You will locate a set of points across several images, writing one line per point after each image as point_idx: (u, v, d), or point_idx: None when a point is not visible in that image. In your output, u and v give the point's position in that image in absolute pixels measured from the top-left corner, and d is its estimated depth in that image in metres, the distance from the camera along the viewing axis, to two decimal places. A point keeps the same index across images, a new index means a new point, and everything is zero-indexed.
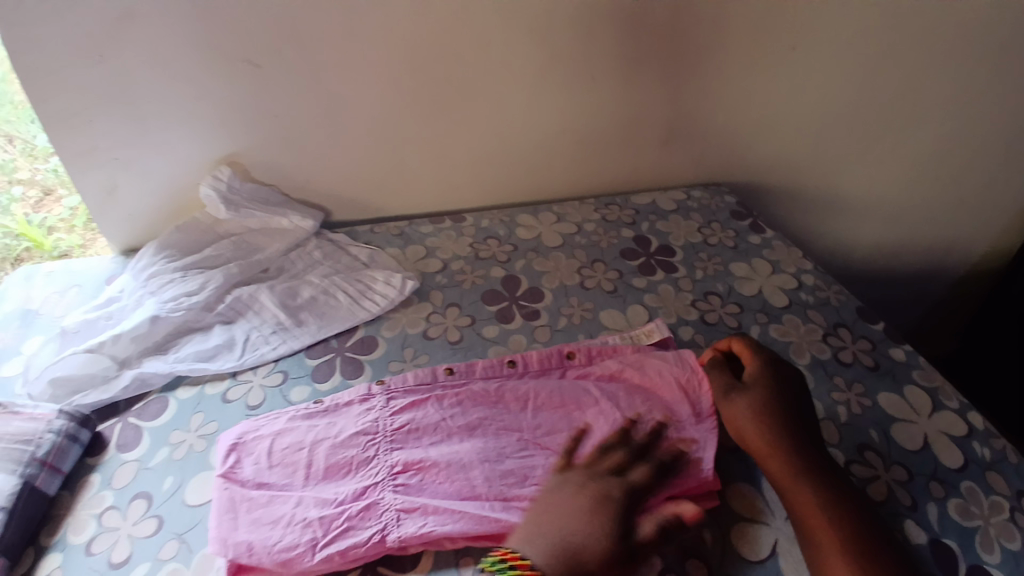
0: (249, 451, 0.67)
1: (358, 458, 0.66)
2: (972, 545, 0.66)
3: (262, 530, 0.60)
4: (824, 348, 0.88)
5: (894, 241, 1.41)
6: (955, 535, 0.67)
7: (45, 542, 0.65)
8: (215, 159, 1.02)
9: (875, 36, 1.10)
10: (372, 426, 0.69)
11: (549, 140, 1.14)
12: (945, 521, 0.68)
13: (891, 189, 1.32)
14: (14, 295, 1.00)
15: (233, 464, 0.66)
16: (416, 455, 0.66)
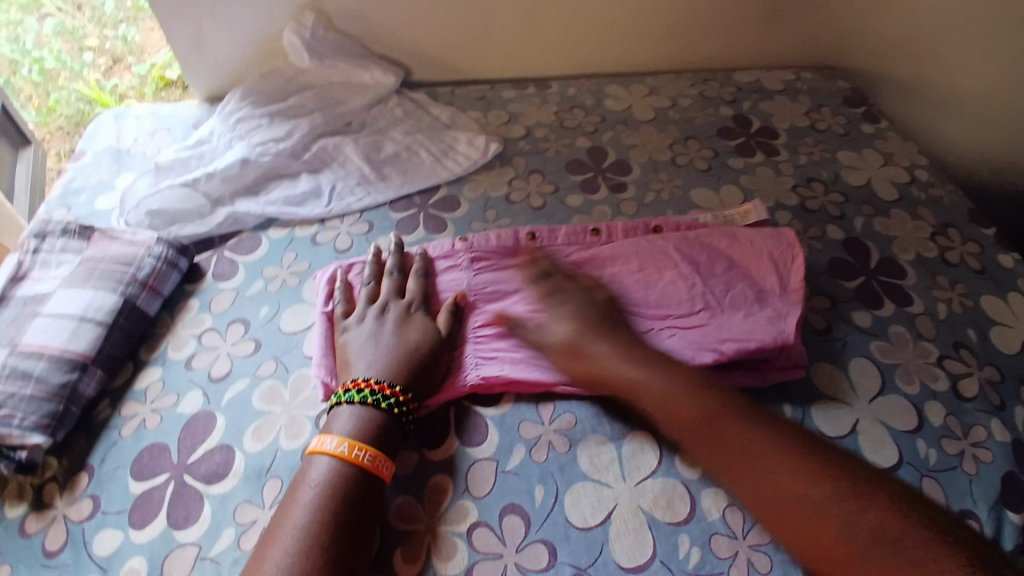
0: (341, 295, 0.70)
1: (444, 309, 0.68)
2: None
3: (355, 354, 0.63)
4: (932, 247, 0.81)
5: None
6: None
7: (146, 358, 0.71)
8: (299, 4, 0.99)
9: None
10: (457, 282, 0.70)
11: (649, 3, 1.03)
12: None
13: None
14: (107, 134, 1.04)
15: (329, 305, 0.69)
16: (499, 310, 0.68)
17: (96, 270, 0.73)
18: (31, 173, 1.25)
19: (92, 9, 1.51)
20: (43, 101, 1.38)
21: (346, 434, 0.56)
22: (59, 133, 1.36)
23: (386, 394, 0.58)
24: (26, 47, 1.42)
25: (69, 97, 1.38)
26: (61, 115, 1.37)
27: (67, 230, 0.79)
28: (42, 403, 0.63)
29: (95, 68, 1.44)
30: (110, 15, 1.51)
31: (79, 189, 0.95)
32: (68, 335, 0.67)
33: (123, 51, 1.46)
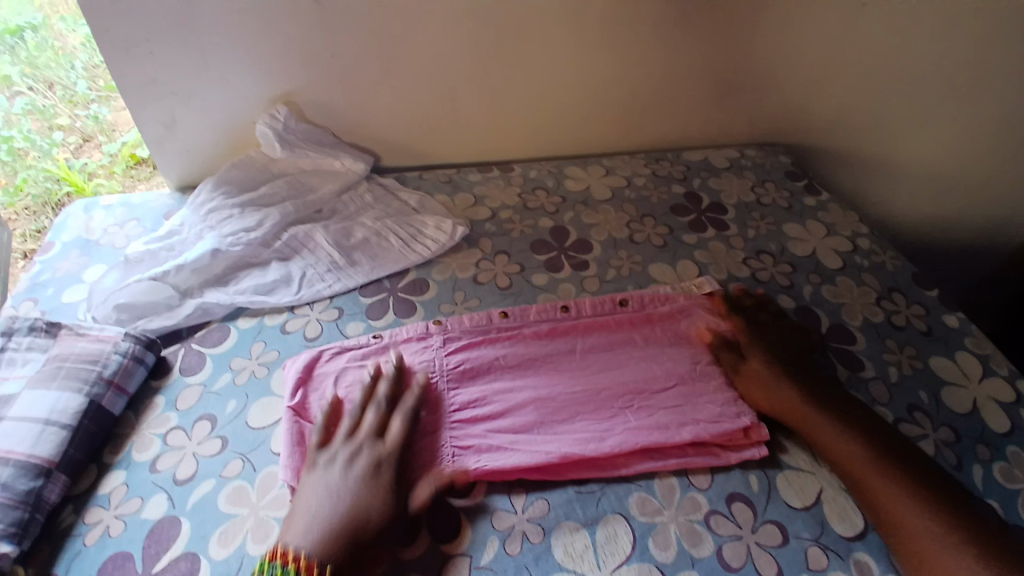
0: (315, 387, 0.71)
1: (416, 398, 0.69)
2: (1015, 506, 0.66)
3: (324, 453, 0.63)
4: (878, 311, 0.86)
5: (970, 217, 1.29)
6: (997, 495, 0.67)
7: (109, 461, 0.69)
8: (271, 98, 1.04)
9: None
10: (429, 366, 0.72)
11: (602, 91, 1.11)
12: (988, 482, 0.68)
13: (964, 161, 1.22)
14: (75, 225, 1.04)
15: (302, 398, 0.70)
16: (471, 395, 0.69)
17: (61, 370, 0.72)
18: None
19: (64, 85, 1.40)
20: (10, 180, 1.38)
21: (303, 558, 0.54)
22: (24, 214, 1.37)
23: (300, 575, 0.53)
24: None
25: (36, 176, 1.37)
26: (27, 195, 1.38)
27: (34, 327, 0.79)
28: (8, 511, 0.60)
29: (65, 146, 1.41)
30: (82, 91, 1.40)
31: (44, 283, 0.94)
32: (32, 440, 0.66)
33: (93, 128, 1.41)
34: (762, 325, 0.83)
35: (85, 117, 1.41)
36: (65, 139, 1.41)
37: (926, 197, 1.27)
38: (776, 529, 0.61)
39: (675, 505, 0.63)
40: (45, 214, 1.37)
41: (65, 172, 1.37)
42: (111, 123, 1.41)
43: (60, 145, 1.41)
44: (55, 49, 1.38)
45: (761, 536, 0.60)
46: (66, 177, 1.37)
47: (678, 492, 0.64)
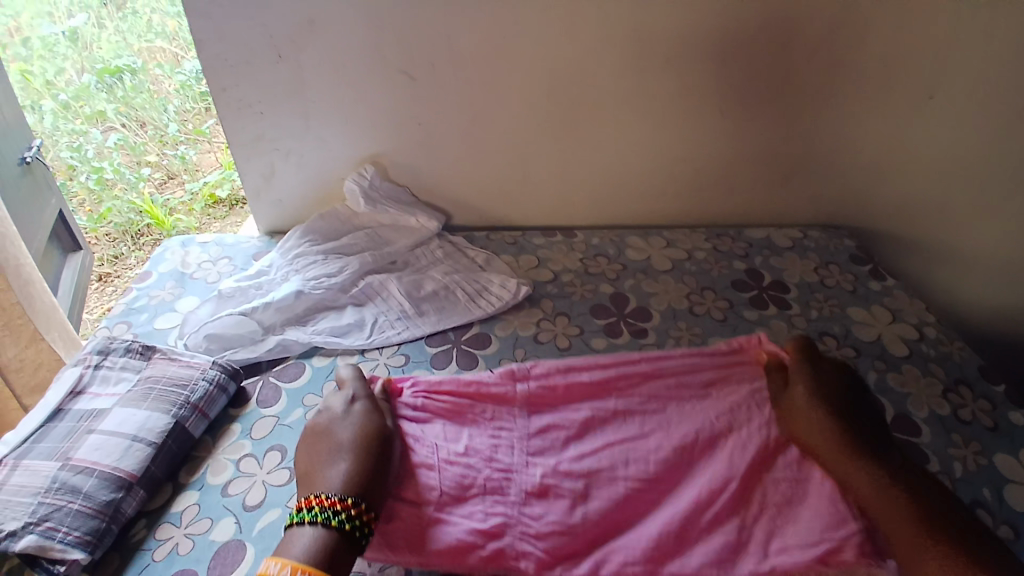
0: None
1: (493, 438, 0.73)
2: None
3: None
4: (944, 403, 0.83)
5: None
6: None
7: (184, 480, 0.74)
8: (361, 158, 1.14)
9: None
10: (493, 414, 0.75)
11: (667, 167, 1.16)
12: None
13: None
14: (173, 258, 1.15)
15: None
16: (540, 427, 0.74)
17: (152, 391, 0.79)
18: (75, 276, 1.47)
19: (156, 126, 1.79)
20: (94, 209, 1.69)
21: (294, 558, 0.57)
22: (105, 239, 1.66)
23: (337, 510, 0.60)
24: (86, 156, 1.72)
25: (122, 208, 1.65)
26: (110, 222, 1.66)
27: (129, 349, 0.87)
28: (87, 519, 0.65)
29: (150, 181, 1.75)
30: (173, 134, 1.79)
31: (140, 308, 1.04)
32: (120, 453, 0.71)
33: (179, 167, 1.77)
34: None
35: (173, 156, 1.77)
36: (152, 175, 1.76)
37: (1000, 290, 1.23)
38: None
39: None
40: (125, 241, 1.65)
41: (148, 206, 1.65)
42: (195, 164, 1.80)
43: (146, 180, 1.74)
44: (150, 92, 1.79)
45: None
46: (148, 210, 1.64)
47: None
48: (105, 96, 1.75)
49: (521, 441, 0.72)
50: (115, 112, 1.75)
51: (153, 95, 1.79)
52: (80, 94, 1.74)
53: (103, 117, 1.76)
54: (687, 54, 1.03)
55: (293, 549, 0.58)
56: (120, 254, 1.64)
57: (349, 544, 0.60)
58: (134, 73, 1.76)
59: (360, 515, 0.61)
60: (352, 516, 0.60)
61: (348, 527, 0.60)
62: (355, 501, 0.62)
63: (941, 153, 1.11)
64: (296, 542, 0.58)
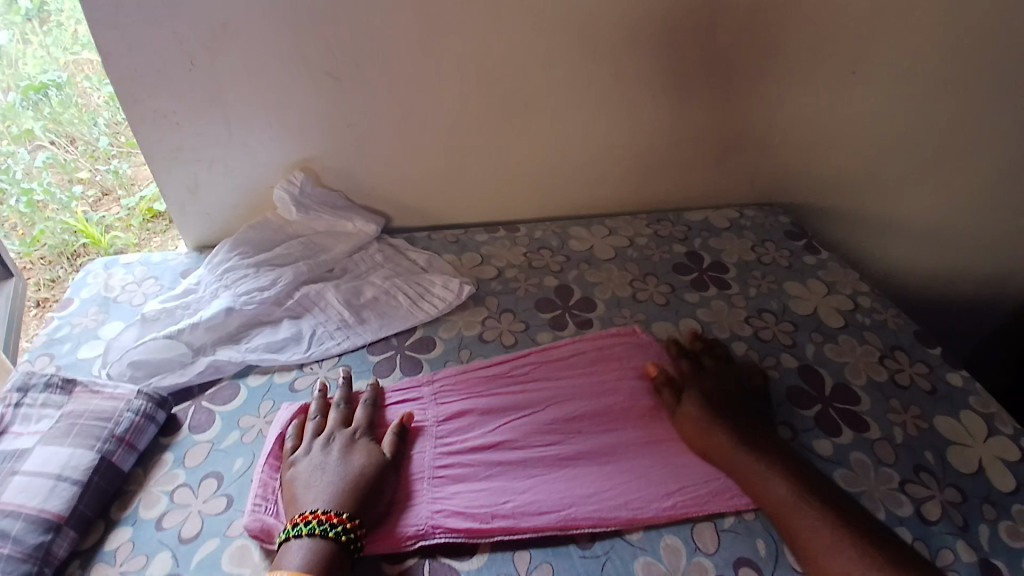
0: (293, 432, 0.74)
1: (430, 435, 0.73)
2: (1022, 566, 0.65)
3: (307, 489, 0.65)
4: (881, 370, 0.86)
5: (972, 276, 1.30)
6: (1003, 556, 0.66)
7: (116, 516, 0.70)
8: (290, 164, 1.09)
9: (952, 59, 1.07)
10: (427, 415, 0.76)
11: (604, 155, 1.17)
12: (995, 542, 0.67)
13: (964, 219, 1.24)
14: (95, 282, 1.08)
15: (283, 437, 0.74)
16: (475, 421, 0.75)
17: (75, 426, 0.74)
18: (11, 304, 1.36)
19: (85, 141, 1.64)
20: (27, 231, 1.53)
21: (295, 570, 0.57)
22: (39, 264, 1.53)
23: (334, 523, 0.60)
24: (15, 178, 1.56)
25: (53, 229, 1.55)
26: (45, 245, 1.55)
27: (49, 383, 0.81)
28: (19, 563, 0.61)
29: (83, 199, 1.65)
30: (104, 148, 1.66)
31: (63, 338, 0.97)
32: (45, 494, 0.67)
33: (114, 183, 1.67)
34: (765, 385, 0.83)
35: (105, 171, 1.67)
36: (84, 193, 1.65)
37: (924, 254, 1.28)
38: None
39: (681, 569, 0.61)
40: (61, 264, 1.55)
41: (82, 225, 1.57)
42: (130, 178, 1.68)
43: (79, 198, 1.64)
44: (77, 106, 1.61)
45: None
46: (83, 230, 1.57)
47: (683, 557, 0.62)
48: (30, 113, 1.58)
49: (459, 439, 0.73)
50: (42, 129, 1.59)
51: (83, 109, 1.62)
52: (3, 112, 1.55)
53: (31, 136, 1.59)
54: (616, 41, 1.03)
55: (289, 562, 0.58)
56: (57, 278, 1.53)
57: (346, 555, 0.60)
58: (59, 87, 1.57)
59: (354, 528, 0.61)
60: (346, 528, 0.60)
61: (345, 539, 0.60)
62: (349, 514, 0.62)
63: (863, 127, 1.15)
64: (290, 556, 0.59)
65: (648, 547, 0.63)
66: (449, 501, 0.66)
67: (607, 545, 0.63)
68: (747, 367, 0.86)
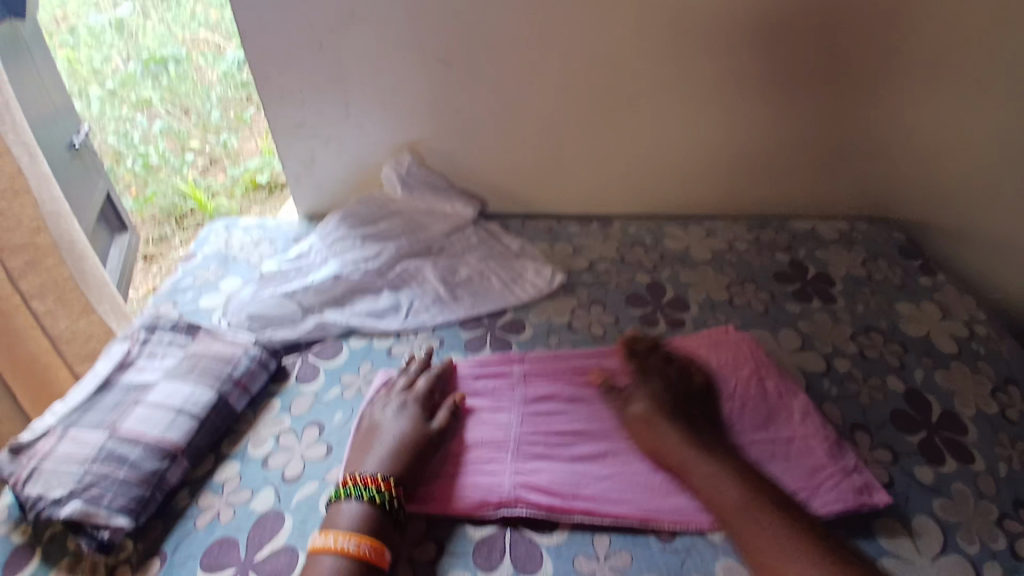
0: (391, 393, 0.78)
1: (516, 414, 0.75)
2: None
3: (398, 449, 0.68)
4: (992, 402, 0.79)
5: None
6: None
7: (226, 452, 0.77)
8: (399, 145, 1.15)
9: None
10: (514, 394, 0.78)
11: (707, 156, 1.14)
12: None
13: None
14: (217, 241, 1.18)
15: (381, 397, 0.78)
16: (561, 406, 0.76)
17: (196, 365, 0.82)
18: (122, 254, 1.53)
19: (198, 113, 1.86)
20: (141, 191, 1.75)
21: (347, 529, 0.60)
22: (150, 221, 1.71)
23: (382, 489, 0.63)
24: (134, 142, 1.79)
25: (165, 192, 1.73)
26: (156, 205, 1.72)
27: (175, 326, 0.90)
28: (131, 487, 0.68)
29: (194, 166, 1.80)
30: (215, 121, 1.85)
31: (185, 289, 1.08)
32: (166, 425, 0.74)
33: (221, 153, 1.82)
34: (868, 405, 0.78)
35: (214, 142, 1.84)
36: (196, 161, 1.81)
37: None
38: None
39: None
40: (169, 223, 1.70)
41: (191, 191, 1.70)
42: (236, 150, 1.83)
43: (192, 167, 1.80)
44: (193, 80, 1.87)
45: None
46: (191, 195, 1.69)
47: None
48: (150, 83, 1.86)
49: (544, 421, 0.74)
50: (160, 100, 1.86)
51: (197, 84, 1.86)
52: (127, 81, 1.85)
53: (149, 105, 1.85)
54: (728, 36, 1.01)
55: (342, 522, 0.61)
56: (164, 236, 1.69)
57: (392, 521, 0.62)
58: (178, 61, 1.86)
59: (399, 498, 0.63)
60: (393, 498, 0.63)
61: (391, 508, 0.63)
62: (395, 482, 0.64)
63: None
64: (344, 516, 0.62)
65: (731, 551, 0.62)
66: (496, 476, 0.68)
67: (689, 542, 0.63)
68: (849, 384, 0.81)
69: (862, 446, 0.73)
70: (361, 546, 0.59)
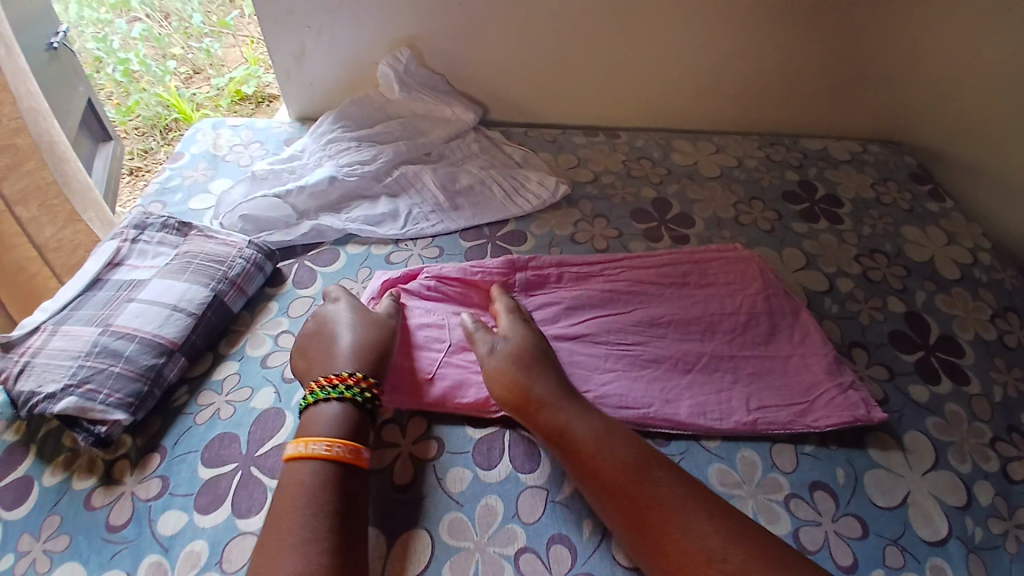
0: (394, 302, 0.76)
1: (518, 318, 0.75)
2: None
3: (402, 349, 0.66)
4: (992, 329, 0.80)
5: None
6: None
7: (225, 352, 0.77)
8: (397, 41, 1.07)
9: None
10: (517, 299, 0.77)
11: (723, 67, 1.07)
12: None
13: None
14: (204, 140, 1.13)
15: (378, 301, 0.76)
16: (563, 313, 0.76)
17: (190, 265, 0.80)
18: (108, 165, 1.46)
19: (180, 17, 1.73)
20: (123, 101, 1.64)
21: (321, 434, 0.59)
22: (134, 133, 1.62)
23: (358, 387, 0.63)
24: (112, 48, 1.67)
25: (148, 100, 1.61)
26: (138, 116, 1.63)
27: (166, 225, 0.87)
28: (128, 382, 0.68)
29: (176, 74, 1.68)
30: (197, 25, 1.73)
31: (174, 189, 1.03)
32: (161, 322, 0.73)
33: (204, 62, 1.71)
34: (867, 324, 0.79)
35: (196, 49, 1.72)
36: (178, 69, 1.69)
37: None
38: (858, 523, 0.60)
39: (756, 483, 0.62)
40: (154, 135, 1.61)
41: (174, 100, 1.58)
42: (219, 60, 1.71)
43: (172, 74, 1.68)
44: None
45: (841, 526, 0.59)
46: (175, 105, 1.58)
47: (758, 471, 0.63)
48: None
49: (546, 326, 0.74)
50: (139, 2, 1.73)
51: None
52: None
53: (127, 7, 1.74)
54: None
55: (317, 427, 0.60)
56: (149, 149, 1.61)
57: (369, 417, 0.63)
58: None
59: (376, 392, 0.64)
60: (370, 393, 0.63)
61: (370, 403, 0.63)
62: (370, 378, 0.65)
63: None
64: (320, 421, 0.61)
65: (724, 456, 0.64)
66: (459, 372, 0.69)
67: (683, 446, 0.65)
68: (849, 304, 0.81)
69: (860, 363, 0.75)
70: (342, 444, 0.58)
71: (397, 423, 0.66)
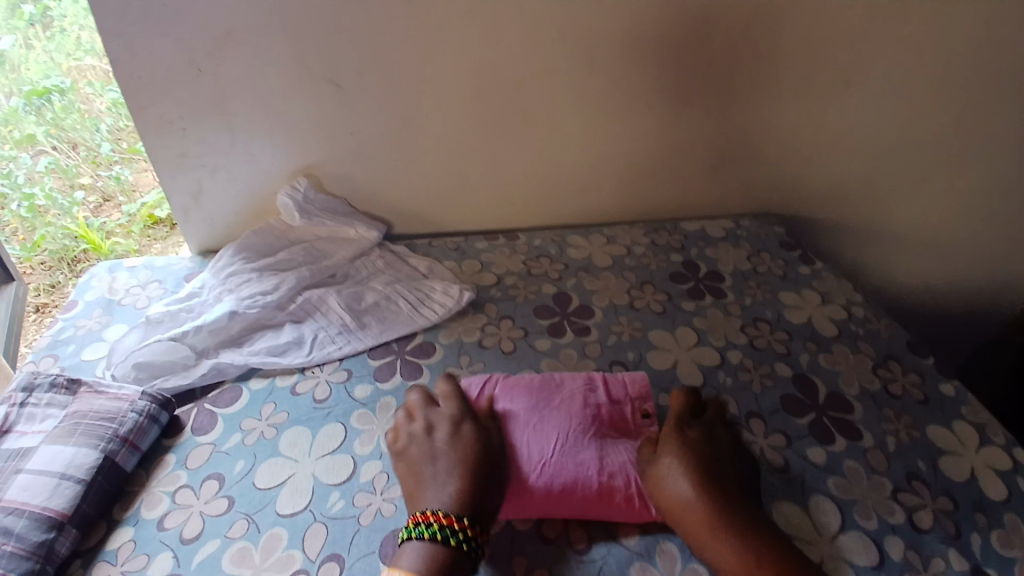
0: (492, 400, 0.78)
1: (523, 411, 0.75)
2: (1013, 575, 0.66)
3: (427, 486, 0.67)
4: (874, 379, 0.88)
5: (952, 283, 1.32)
6: (996, 563, 0.67)
7: (118, 517, 0.71)
8: (294, 170, 1.10)
9: (953, 75, 1.06)
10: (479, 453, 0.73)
11: (603, 167, 1.18)
12: (986, 550, 0.68)
13: (957, 230, 1.25)
14: (99, 285, 1.09)
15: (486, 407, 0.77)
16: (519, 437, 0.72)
17: (78, 426, 0.75)
18: (12, 309, 1.24)
19: (88, 147, 1.49)
20: (29, 236, 1.41)
21: (413, 567, 0.59)
22: (39, 269, 1.39)
23: (453, 528, 0.62)
24: (17, 182, 1.45)
25: (55, 233, 1.40)
26: (45, 250, 1.40)
27: (54, 383, 0.81)
28: (20, 561, 0.62)
29: (85, 205, 1.48)
30: (106, 154, 1.50)
31: (66, 340, 0.98)
32: (48, 493, 0.68)
33: (115, 189, 1.49)
34: (759, 393, 0.84)
35: (107, 177, 1.50)
36: (85, 198, 1.48)
37: (914, 264, 1.30)
38: None
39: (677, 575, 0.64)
40: (62, 269, 1.39)
41: (83, 230, 1.41)
42: (132, 184, 1.50)
43: (79, 204, 1.47)
44: (81, 112, 1.48)
45: None
46: (83, 235, 1.40)
47: (678, 561, 0.65)
48: (32, 117, 1.46)
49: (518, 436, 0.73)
50: (45, 134, 1.47)
51: (85, 115, 1.48)
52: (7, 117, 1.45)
53: (33, 141, 1.47)
54: (624, 59, 1.04)
55: (407, 558, 0.60)
56: (57, 283, 1.38)
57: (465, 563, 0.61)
58: (62, 92, 1.45)
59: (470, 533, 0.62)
60: (464, 535, 0.62)
61: (462, 547, 0.61)
62: (468, 519, 0.63)
63: (860, 139, 1.14)
64: (407, 553, 0.61)
65: (645, 552, 0.66)
66: (551, 425, 0.73)
67: (605, 548, 0.67)
68: (740, 374, 0.87)
69: (758, 432, 0.79)
70: None
71: (308, 572, 0.63)
